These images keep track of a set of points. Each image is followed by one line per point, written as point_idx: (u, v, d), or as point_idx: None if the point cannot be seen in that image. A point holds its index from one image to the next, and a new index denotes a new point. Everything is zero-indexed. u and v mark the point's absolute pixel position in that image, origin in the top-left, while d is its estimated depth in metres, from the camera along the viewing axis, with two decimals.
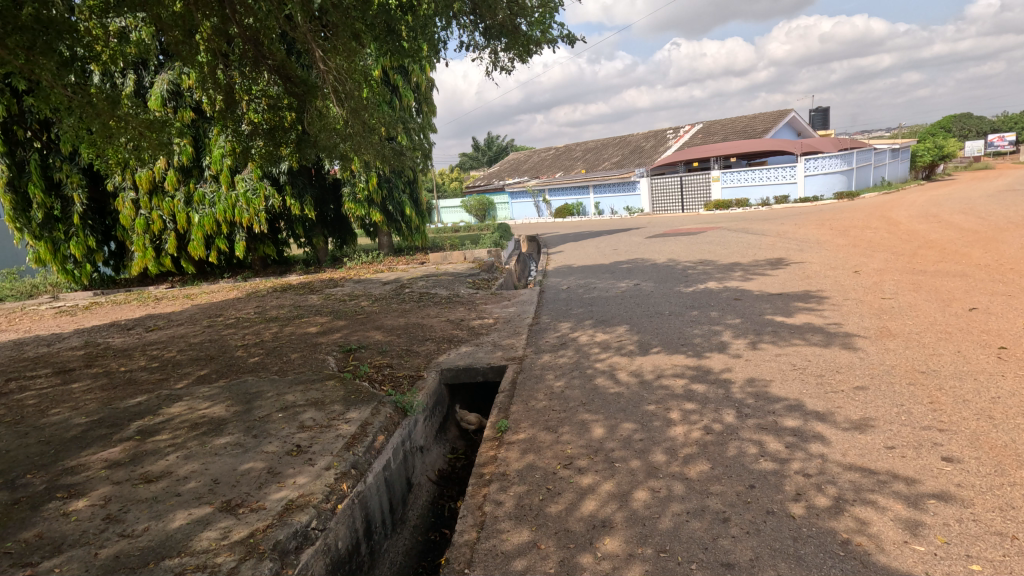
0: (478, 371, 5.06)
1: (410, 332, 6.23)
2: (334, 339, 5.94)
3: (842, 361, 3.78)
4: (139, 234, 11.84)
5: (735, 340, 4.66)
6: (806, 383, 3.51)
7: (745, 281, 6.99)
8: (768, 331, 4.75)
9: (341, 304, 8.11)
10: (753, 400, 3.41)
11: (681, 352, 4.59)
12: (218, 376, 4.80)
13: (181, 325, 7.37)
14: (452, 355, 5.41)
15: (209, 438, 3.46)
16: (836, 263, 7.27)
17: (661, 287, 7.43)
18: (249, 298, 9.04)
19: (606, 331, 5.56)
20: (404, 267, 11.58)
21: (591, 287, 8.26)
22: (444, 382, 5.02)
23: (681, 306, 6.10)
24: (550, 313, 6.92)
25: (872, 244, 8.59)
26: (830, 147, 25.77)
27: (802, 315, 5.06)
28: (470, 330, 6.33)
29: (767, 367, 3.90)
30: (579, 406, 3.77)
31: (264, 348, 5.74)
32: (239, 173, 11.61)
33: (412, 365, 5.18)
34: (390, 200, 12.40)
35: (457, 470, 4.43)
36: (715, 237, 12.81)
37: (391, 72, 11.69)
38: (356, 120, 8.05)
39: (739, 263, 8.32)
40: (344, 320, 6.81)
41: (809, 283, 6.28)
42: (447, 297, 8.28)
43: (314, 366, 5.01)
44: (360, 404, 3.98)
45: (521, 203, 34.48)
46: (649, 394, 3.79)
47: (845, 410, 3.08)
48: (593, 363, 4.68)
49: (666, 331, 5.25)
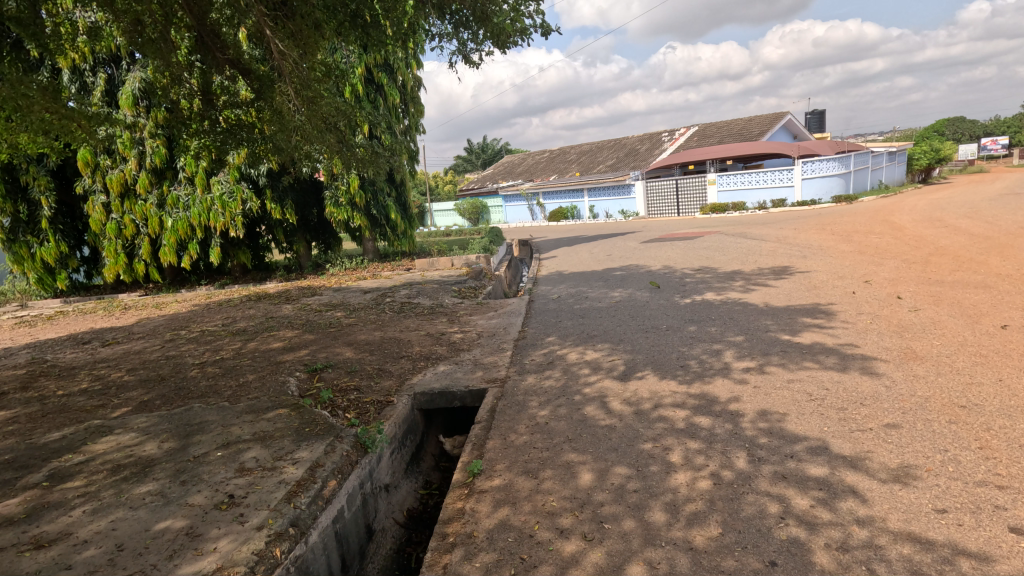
0: (455, 396, 4.55)
1: (384, 348, 5.72)
2: (299, 358, 5.42)
3: (866, 390, 3.29)
4: (110, 240, 11.30)
5: (739, 361, 4.17)
6: (827, 418, 3.02)
7: (747, 292, 6.51)
8: (776, 351, 4.26)
9: (315, 315, 7.59)
10: (767, 439, 2.91)
11: (680, 375, 4.09)
12: (161, 403, 4.29)
13: (140, 340, 6.83)
14: (427, 376, 4.90)
15: (128, 485, 2.94)
16: (843, 272, 6.80)
17: (657, 297, 6.94)
18: (219, 308, 8.50)
19: (597, 349, 5.07)
20: (389, 273, 11.08)
21: (583, 297, 7.79)
22: (417, 407, 4.50)
23: (679, 320, 5.62)
24: (537, 326, 6.42)
25: (878, 251, 8.13)
26: (826, 151, 25.42)
27: (813, 332, 4.58)
28: (449, 346, 5.83)
29: (780, 397, 3.41)
30: (564, 443, 3.25)
31: (221, 368, 5.23)
32: (216, 175, 11.12)
33: (381, 390, 4.66)
34: (375, 204, 11.89)
35: (429, 510, 3.92)
36: (713, 243, 12.37)
37: (375, 69, 11.19)
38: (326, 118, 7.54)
39: (739, 271, 7.86)
40: (315, 336, 6.30)
41: (816, 295, 5.80)
42: (429, 308, 7.76)
43: (272, 390, 4.50)
44: (313, 439, 3.46)
45: (514, 207, 34.01)
46: (645, 428, 3.28)
47: (879, 456, 2.59)
48: (582, 387, 4.18)
49: (663, 349, 4.76)
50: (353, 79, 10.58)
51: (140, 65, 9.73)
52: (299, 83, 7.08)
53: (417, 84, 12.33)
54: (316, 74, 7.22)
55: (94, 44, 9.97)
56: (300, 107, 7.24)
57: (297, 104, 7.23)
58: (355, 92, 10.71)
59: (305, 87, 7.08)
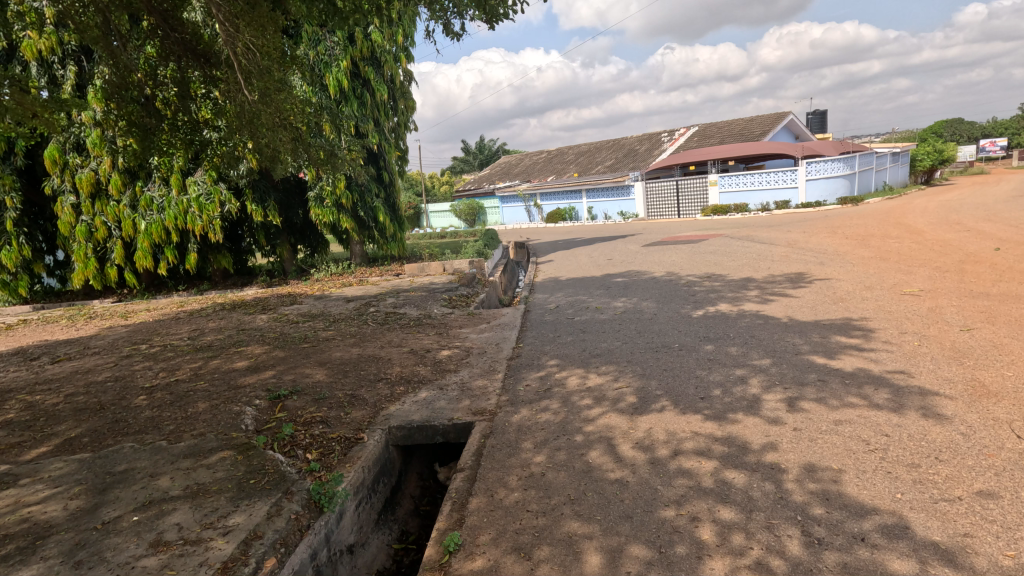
0: (437, 431, 3.91)
1: (359, 370, 5.06)
2: (262, 382, 4.77)
3: (939, 439, 2.67)
4: (80, 243, 10.64)
5: (770, 392, 3.52)
6: (897, 481, 2.38)
7: (765, 304, 5.88)
8: (813, 379, 3.62)
9: (291, 327, 6.95)
10: (823, 509, 2.28)
11: (701, 409, 3.44)
12: (88, 441, 3.63)
13: (93, 356, 6.18)
14: (406, 406, 4.26)
15: (6, 570, 2.30)
16: (870, 282, 6.17)
17: (665, 309, 6.30)
18: (189, 318, 7.85)
19: (600, 372, 4.43)
20: (376, 279, 10.44)
21: (583, 307, 7.15)
22: (391, 443, 3.87)
23: (692, 338, 4.98)
24: (533, 342, 5.78)
25: (903, 257, 7.53)
26: (830, 151, 24.85)
27: (852, 356, 3.94)
28: (433, 366, 5.18)
29: (829, 445, 2.77)
30: (565, 505, 2.61)
31: (172, 394, 4.56)
32: (192, 176, 10.49)
33: (351, 423, 4.01)
34: (361, 206, 11.18)
35: (404, 571, 3.27)
36: (720, 246, 11.79)
37: (361, 63, 10.49)
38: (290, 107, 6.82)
39: (752, 279, 7.25)
40: (285, 353, 5.66)
41: (846, 308, 5.19)
42: (416, 320, 7.12)
43: (221, 424, 3.83)
44: (256, 497, 2.82)
45: (511, 208, 33.38)
46: (665, 487, 2.64)
47: (982, 547, 1.96)
48: (586, 422, 3.54)
49: (678, 374, 4.11)
50: (336, 72, 9.98)
51: (101, 67, 9.19)
52: (251, 66, 6.28)
53: (409, 80, 11.70)
54: (271, 57, 6.36)
55: (62, 34, 9.34)
56: (253, 95, 6.43)
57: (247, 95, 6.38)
58: (339, 87, 10.08)
59: (257, 72, 6.29)
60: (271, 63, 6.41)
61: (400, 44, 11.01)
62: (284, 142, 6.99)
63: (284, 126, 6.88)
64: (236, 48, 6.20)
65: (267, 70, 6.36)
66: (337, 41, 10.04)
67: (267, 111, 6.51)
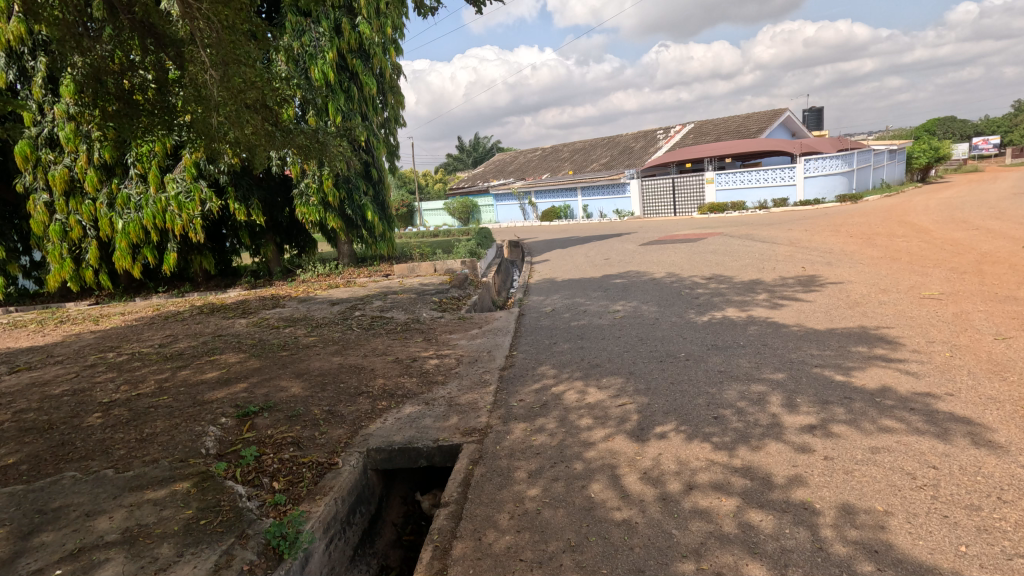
0: (421, 454, 3.52)
1: (338, 382, 4.66)
2: (231, 396, 4.36)
3: (997, 475, 2.32)
4: (54, 243, 10.16)
5: (792, 413, 3.15)
6: (958, 529, 2.02)
7: (775, 309, 5.52)
8: (837, 398, 3.26)
9: (271, 333, 6.53)
10: (873, 566, 1.92)
11: (716, 433, 3.07)
12: (25, 470, 3.22)
13: (54, 365, 5.74)
14: (387, 425, 3.87)
15: None
16: (884, 284, 5.82)
17: (667, 313, 5.94)
18: (164, 323, 7.41)
19: (600, 386, 4.06)
20: (365, 280, 10.01)
21: (580, 310, 6.78)
22: (370, 467, 3.48)
23: (698, 347, 4.61)
24: (527, 350, 5.41)
25: (915, 258, 7.19)
26: (828, 148, 24.55)
27: (878, 370, 3.58)
28: (419, 378, 4.78)
29: (869, 479, 2.41)
30: (565, 553, 2.24)
31: (131, 411, 4.15)
32: (172, 172, 10.02)
33: (326, 444, 3.61)
34: (349, 204, 10.73)
35: None
36: (720, 245, 11.46)
37: (349, 54, 10.04)
38: (261, 86, 6.04)
39: (757, 281, 6.91)
40: (261, 363, 5.25)
41: (862, 314, 4.85)
42: (403, 325, 6.71)
43: (179, 447, 3.43)
44: (205, 543, 2.42)
45: (506, 206, 33.00)
46: (680, 532, 2.27)
47: None
48: (587, 446, 3.16)
49: (686, 389, 3.74)
50: (322, 64, 9.53)
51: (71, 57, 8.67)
52: (212, 39, 5.61)
53: (399, 74, 11.28)
54: (233, 27, 5.71)
55: (32, 25, 8.86)
56: (212, 74, 5.74)
57: (208, 72, 5.72)
58: (326, 80, 9.65)
59: (217, 43, 5.61)
60: (237, 37, 5.79)
61: (389, 36, 10.54)
62: (258, 128, 6.27)
63: (256, 115, 6.24)
64: (196, 20, 5.61)
65: (230, 42, 5.68)
66: (322, 32, 9.60)
67: (231, 90, 5.73)
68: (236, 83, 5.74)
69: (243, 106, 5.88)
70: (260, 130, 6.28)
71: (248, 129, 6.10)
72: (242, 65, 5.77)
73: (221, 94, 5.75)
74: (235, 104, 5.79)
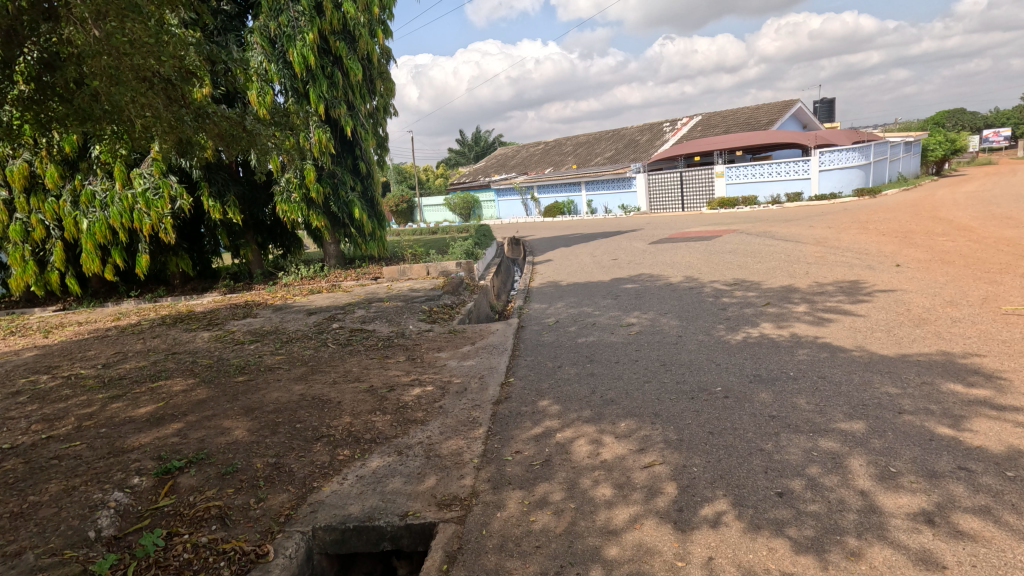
0: (384, 534, 2.66)
1: (294, 422, 3.78)
2: (159, 443, 3.51)
3: None
4: (14, 245, 9.23)
5: (889, 492, 2.31)
6: None
7: (822, 325, 4.63)
8: (947, 467, 2.41)
9: (232, 352, 5.66)
10: None
11: (785, 524, 2.21)
12: None
13: None
14: (346, 488, 3.01)
15: None
16: (949, 295, 4.95)
17: (691, 328, 5.08)
18: (118, 337, 6.54)
19: (618, 435, 3.19)
20: (351, 284, 9.17)
21: (588, 323, 5.90)
22: (317, 552, 2.64)
23: (737, 378, 3.75)
24: (527, 375, 4.55)
25: (972, 261, 6.31)
26: (842, 141, 23.53)
27: (990, 424, 2.72)
28: (393, 414, 3.91)
29: None
30: None
31: (28, 465, 3.28)
32: (139, 168, 9.13)
33: (260, 520, 2.75)
34: (335, 200, 9.81)
35: None
36: (740, 244, 10.58)
37: (331, 36, 9.09)
38: (155, 48, 4.46)
39: (790, 287, 6.04)
40: (209, 394, 4.38)
41: (939, 335, 3.97)
42: (384, 341, 5.84)
43: (59, 531, 2.57)
44: None
45: (508, 201, 32.07)
46: None
47: None
48: (608, 537, 2.30)
49: (732, 446, 2.88)
50: (301, 47, 8.60)
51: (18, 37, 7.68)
52: None
53: (387, 59, 10.39)
54: None
55: None
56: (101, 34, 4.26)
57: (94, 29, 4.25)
58: (305, 64, 8.74)
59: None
60: None
61: (375, 16, 9.68)
62: (164, 110, 4.77)
63: (160, 91, 4.78)
64: None
65: None
66: (301, 11, 8.67)
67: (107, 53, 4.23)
68: (118, 45, 4.23)
69: (135, 76, 4.43)
70: (165, 113, 4.74)
71: (151, 108, 4.64)
72: (131, 19, 4.28)
73: (99, 61, 4.28)
74: (122, 73, 4.32)
